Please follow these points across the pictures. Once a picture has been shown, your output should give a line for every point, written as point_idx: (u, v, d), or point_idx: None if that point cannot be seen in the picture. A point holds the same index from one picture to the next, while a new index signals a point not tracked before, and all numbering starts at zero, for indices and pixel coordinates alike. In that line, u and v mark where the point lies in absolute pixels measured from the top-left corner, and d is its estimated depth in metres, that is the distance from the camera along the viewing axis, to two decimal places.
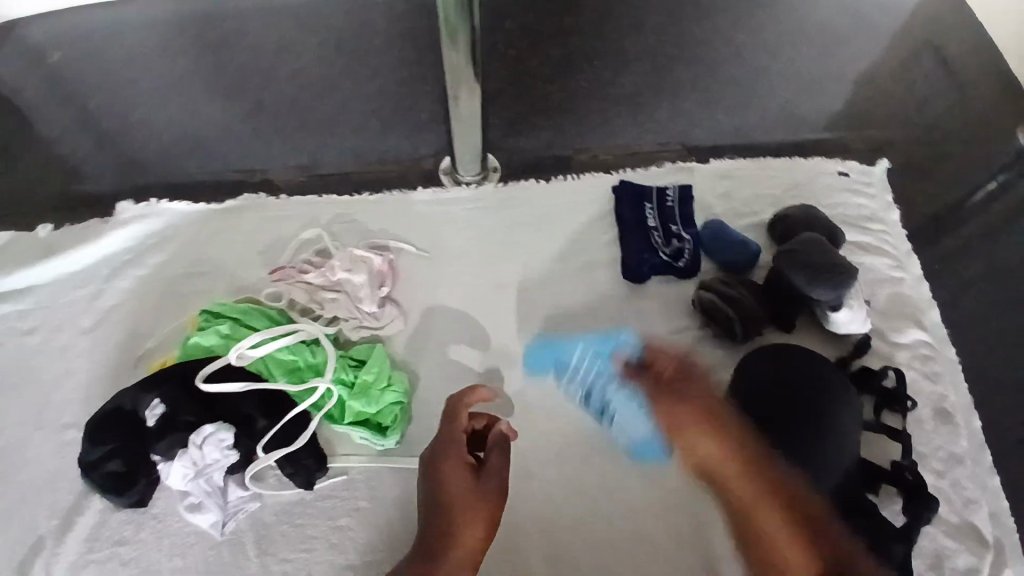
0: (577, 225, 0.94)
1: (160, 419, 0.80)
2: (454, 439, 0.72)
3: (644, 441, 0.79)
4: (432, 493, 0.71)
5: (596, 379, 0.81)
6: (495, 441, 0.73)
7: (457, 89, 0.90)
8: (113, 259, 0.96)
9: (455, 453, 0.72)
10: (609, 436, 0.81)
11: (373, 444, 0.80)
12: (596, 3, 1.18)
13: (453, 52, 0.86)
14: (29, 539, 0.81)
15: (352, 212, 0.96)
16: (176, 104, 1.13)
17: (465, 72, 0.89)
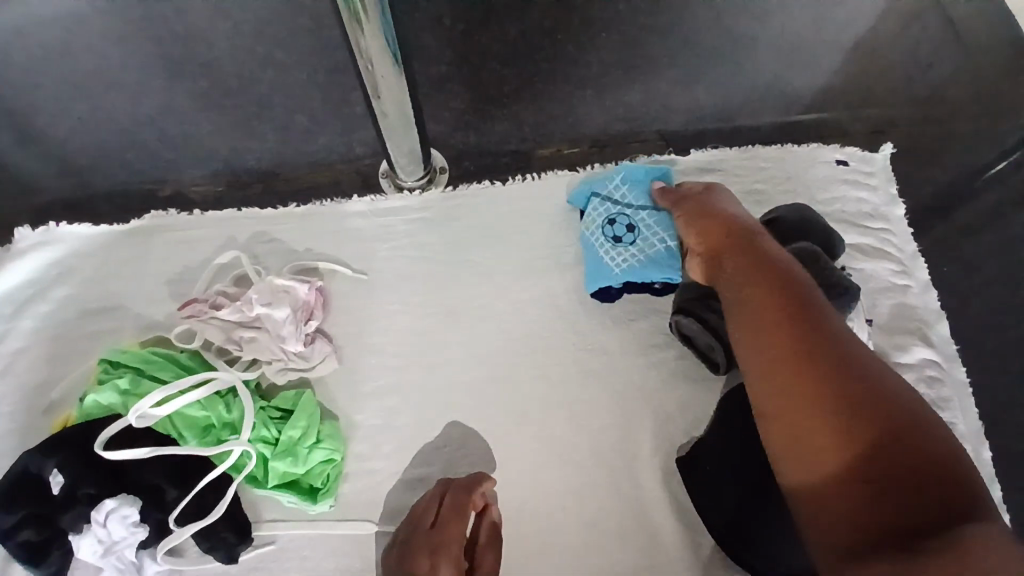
0: (536, 237, 0.82)
1: (64, 488, 0.69)
2: (447, 540, 0.63)
3: (673, 253, 0.75)
4: None
5: (636, 201, 0.77)
6: (488, 544, 0.65)
7: (376, 85, 0.75)
8: (10, 295, 0.83)
9: (453, 549, 0.63)
10: (634, 254, 0.75)
11: (303, 508, 0.70)
12: None
13: (363, 37, 0.71)
14: None
15: (275, 231, 0.84)
16: (77, 105, 0.98)
17: (384, 64, 0.74)
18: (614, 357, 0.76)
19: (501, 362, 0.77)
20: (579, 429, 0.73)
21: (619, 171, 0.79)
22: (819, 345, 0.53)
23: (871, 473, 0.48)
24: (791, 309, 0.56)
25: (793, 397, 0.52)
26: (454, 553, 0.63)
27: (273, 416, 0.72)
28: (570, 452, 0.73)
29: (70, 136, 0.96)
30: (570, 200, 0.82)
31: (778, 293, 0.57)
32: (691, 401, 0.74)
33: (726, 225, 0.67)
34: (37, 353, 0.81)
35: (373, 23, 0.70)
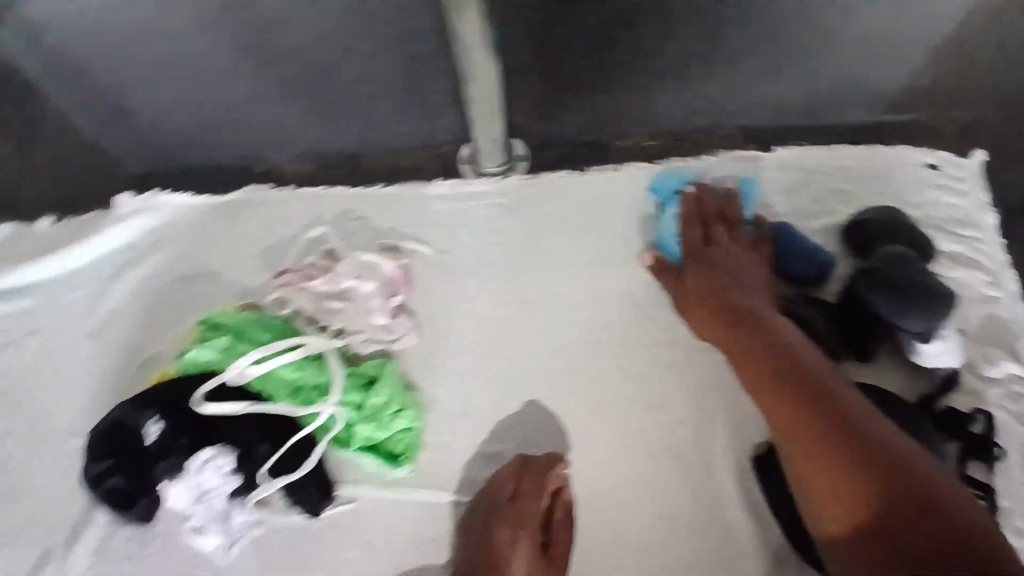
0: (614, 228, 0.84)
1: (157, 440, 0.73)
2: (527, 515, 0.67)
3: None
4: (481, 553, 0.66)
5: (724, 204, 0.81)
6: (565, 523, 0.68)
7: (471, 69, 0.77)
8: (113, 258, 0.89)
9: (528, 524, 0.66)
10: None
11: (382, 472, 0.74)
12: None
13: (464, 20, 0.72)
14: (35, 554, 0.80)
15: (361, 209, 0.87)
16: None
17: (480, 48, 0.75)
18: (688, 349, 0.77)
19: (577, 351, 0.78)
20: (652, 420, 0.74)
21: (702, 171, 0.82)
22: (823, 398, 0.60)
23: (891, 511, 0.52)
24: (796, 366, 0.62)
25: (813, 449, 0.58)
26: (533, 526, 0.66)
27: (360, 382, 0.76)
28: (643, 440, 0.74)
29: None
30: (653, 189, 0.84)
31: (782, 351, 0.64)
32: None
33: (730, 280, 0.72)
34: (133, 314, 0.86)
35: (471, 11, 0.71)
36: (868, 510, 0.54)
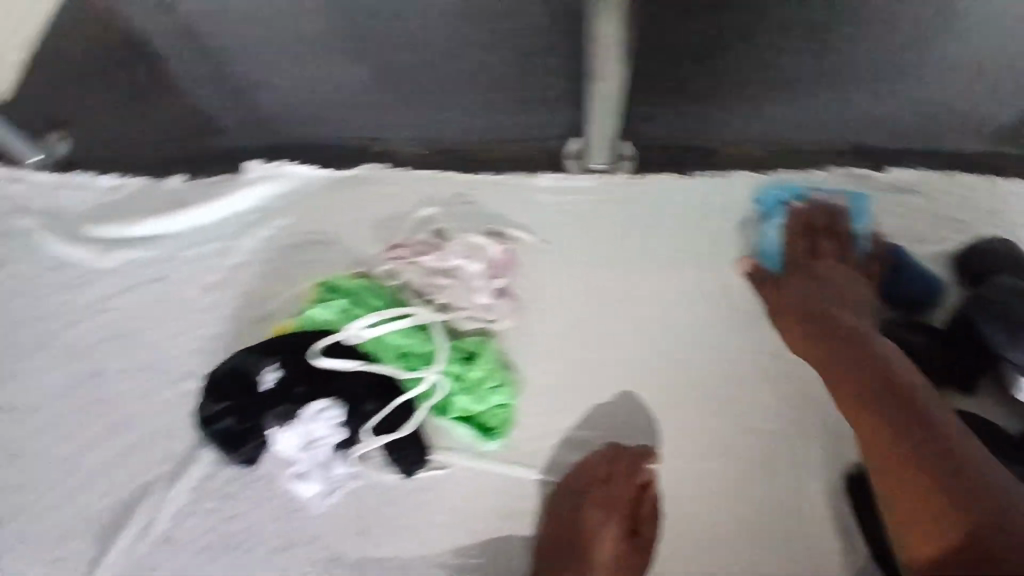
0: (715, 234, 0.85)
1: (276, 384, 0.81)
2: (615, 500, 0.71)
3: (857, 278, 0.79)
4: (571, 526, 0.71)
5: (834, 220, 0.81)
6: (651, 516, 0.72)
7: (601, 67, 0.78)
8: (240, 217, 0.96)
9: (617, 507, 0.71)
10: None
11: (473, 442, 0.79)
12: None
13: (605, 20, 0.73)
14: (148, 479, 0.89)
15: (471, 194, 0.91)
16: (303, 62, 1.10)
17: (614, 49, 0.76)
18: (782, 360, 0.78)
19: (669, 348, 0.80)
20: (737, 421, 0.76)
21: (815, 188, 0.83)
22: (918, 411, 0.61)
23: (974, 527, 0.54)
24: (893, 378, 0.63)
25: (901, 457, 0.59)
26: (621, 512, 0.71)
27: (459, 355, 0.80)
28: (731, 441, 0.75)
29: (293, 88, 1.09)
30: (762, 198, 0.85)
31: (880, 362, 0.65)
32: None
33: (830, 291, 0.73)
34: (253, 272, 0.93)
35: (610, 11, 0.73)
36: (950, 523, 0.55)
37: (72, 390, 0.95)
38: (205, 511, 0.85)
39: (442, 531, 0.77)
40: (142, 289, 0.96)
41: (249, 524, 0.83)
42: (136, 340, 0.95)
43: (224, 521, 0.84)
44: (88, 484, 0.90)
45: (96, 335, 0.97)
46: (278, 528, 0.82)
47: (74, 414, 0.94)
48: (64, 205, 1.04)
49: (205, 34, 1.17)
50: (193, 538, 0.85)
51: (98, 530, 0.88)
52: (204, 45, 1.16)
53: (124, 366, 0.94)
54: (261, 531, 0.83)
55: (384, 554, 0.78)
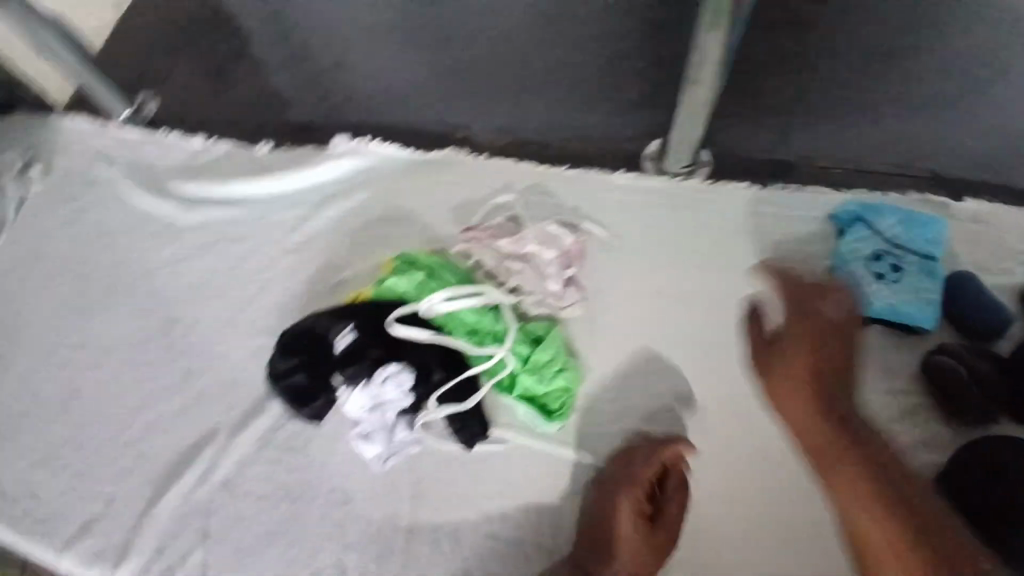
0: (788, 246, 0.86)
1: (349, 347, 0.85)
2: (635, 485, 0.74)
3: (928, 303, 0.78)
4: (599, 513, 0.75)
5: (908, 242, 0.81)
6: (675, 496, 0.76)
7: (698, 74, 0.80)
8: (322, 188, 1.00)
9: (635, 493, 0.74)
10: (892, 291, 0.79)
11: (532, 421, 0.82)
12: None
13: (712, 33, 0.75)
14: (209, 427, 0.92)
15: (548, 185, 0.94)
16: (388, 43, 1.13)
17: (715, 59, 0.78)
18: None
19: (722, 355, 0.83)
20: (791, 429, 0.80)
21: (894, 210, 0.84)
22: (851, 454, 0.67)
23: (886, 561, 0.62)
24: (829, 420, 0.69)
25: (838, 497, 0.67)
26: (641, 496, 0.74)
27: (526, 338, 0.83)
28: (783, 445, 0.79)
29: (376, 67, 1.12)
30: (835, 215, 0.86)
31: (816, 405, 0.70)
32: (917, 446, 0.76)
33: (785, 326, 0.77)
34: (332, 240, 0.97)
35: (716, 27, 0.75)
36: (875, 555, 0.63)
37: (145, 334, 0.99)
38: (270, 461, 0.89)
39: (505, 504, 0.80)
40: (222, 246, 1.00)
41: (308, 478, 0.87)
42: (211, 293, 0.98)
43: (289, 471, 0.88)
44: (154, 425, 0.94)
45: (171, 286, 1.00)
46: (337, 485, 0.86)
47: (145, 358, 0.97)
48: (148, 160, 1.09)
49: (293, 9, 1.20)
50: (256, 487, 0.88)
51: (161, 471, 0.91)
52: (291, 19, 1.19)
53: (197, 317, 0.98)
54: (319, 487, 0.86)
55: (438, 520, 0.82)
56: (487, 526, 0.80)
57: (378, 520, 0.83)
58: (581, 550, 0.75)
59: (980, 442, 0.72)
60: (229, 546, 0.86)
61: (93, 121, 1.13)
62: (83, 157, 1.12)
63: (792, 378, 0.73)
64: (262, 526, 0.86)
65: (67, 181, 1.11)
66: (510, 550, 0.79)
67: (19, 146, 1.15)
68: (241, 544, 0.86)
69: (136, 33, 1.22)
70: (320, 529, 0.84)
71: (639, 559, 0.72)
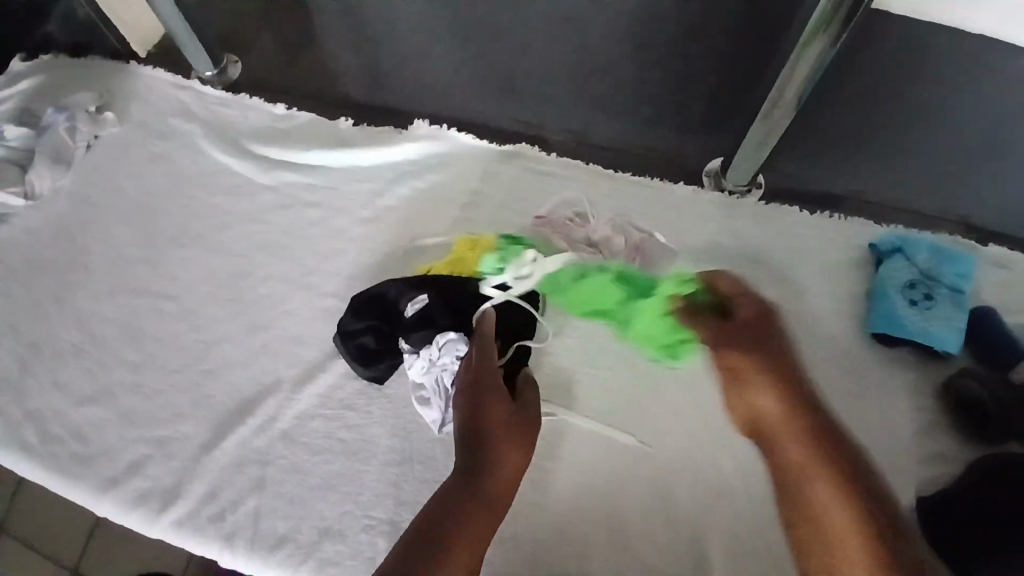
0: (833, 269, 0.94)
1: (419, 312, 0.90)
2: (487, 372, 0.78)
3: (956, 333, 0.84)
4: (474, 414, 0.75)
5: (941, 275, 0.87)
6: (528, 386, 0.83)
7: (771, 112, 0.88)
8: (397, 166, 1.05)
9: (496, 382, 0.78)
10: (923, 318, 0.85)
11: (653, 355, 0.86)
12: (901, 51, 1.12)
13: (795, 72, 0.82)
14: (271, 378, 0.96)
15: (614, 189, 1.01)
16: (466, 39, 1.19)
17: (790, 99, 0.86)
18: (872, 388, 0.88)
19: None
20: None
21: (927, 243, 0.90)
22: (824, 440, 0.67)
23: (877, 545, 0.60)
24: (806, 409, 0.70)
25: (819, 479, 0.65)
26: (495, 377, 0.78)
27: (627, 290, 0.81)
28: None
29: (454, 59, 1.17)
30: (874, 245, 0.93)
31: (793, 394, 0.70)
32: (933, 458, 0.84)
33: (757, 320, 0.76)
34: (404, 216, 1.02)
35: (799, 71, 0.82)
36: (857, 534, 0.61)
37: (210, 284, 1.03)
38: (328, 416, 0.93)
39: (558, 482, 0.88)
40: (294, 209, 1.05)
41: (364, 437, 0.92)
42: (281, 253, 1.03)
43: (346, 429, 0.92)
44: (215, 372, 0.97)
45: (240, 243, 1.04)
46: (393, 445, 0.91)
47: (210, 307, 1.01)
48: (228, 121, 1.13)
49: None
50: (313, 440, 0.92)
51: (220, 416, 0.95)
52: (372, 7, 1.25)
53: (264, 274, 1.02)
54: (375, 445, 0.91)
55: None
56: (535, 494, 0.87)
57: (433, 479, 0.89)
58: (461, 442, 0.75)
59: (992, 460, 0.77)
60: (283, 494, 0.90)
61: (175, 77, 1.18)
62: (160, 109, 1.16)
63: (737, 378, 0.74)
64: (316, 478, 0.90)
65: (141, 129, 1.14)
66: (559, 524, 0.86)
67: (96, 89, 1.18)
68: (295, 492, 0.90)
69: (222, 4, 1.28)
70: (373, 485, 0.89)
71: (513, 436, 0.75)
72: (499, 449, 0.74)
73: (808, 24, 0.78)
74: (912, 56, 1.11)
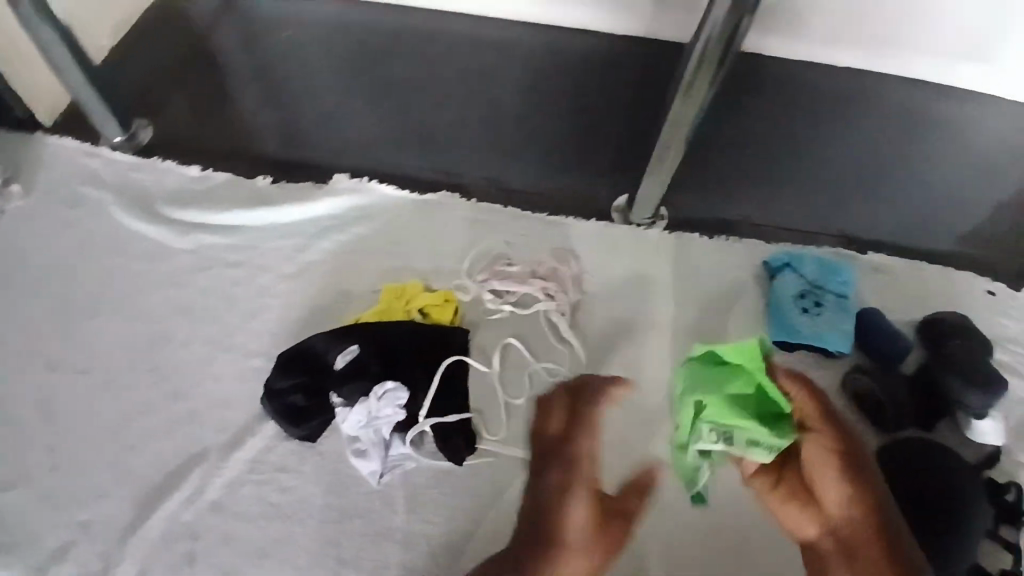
0: (735, 288, 1.02)
1: (350, 363, 0.93)
2: (577, 458, 0.77)
3: (844, 334, 0.94)
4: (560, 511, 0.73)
5: (825, 285, 0.97)
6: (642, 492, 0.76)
7: (665, 151, 0.97)
8: (318, 221, 1.07)
9: (589, 480, 0.75)
10: (816, 323, 0.94)
11: (745, 428, 0.78)
12: (774, 91, 1.26)
13: (681, 113, 0.90)
14: (197, 447, 0.93)
15: (531, 229, 1.07)
16: (379, 95, 1.23)
17: (679, 138, 0.94)
18: None
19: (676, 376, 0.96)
20: None
21: (811, 258, 1.00)
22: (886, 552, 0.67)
23: None
24: (872, 515, 0.70)
25: None
26: (579, 459, 0.77)
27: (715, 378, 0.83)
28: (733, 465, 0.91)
29: (369, 115, 1.21)
30: (768, 262, 1.02)
31: (859, 498, 0.71)
32: None
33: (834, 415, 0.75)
34: (328, 270, 1.03)
35: (684, 112, 0.90)
36: None
37: (128, 355, 0.99)
38: (260, 480, 0.91)
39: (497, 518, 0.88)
40: (214, 271, 1.04)
41: (299, 496, 0.90)
42: (202, 317, 1.01)
43: (280, 491, 0.91)
44: (138, 445, 0.94)
45: (159, 310, 1.02)
46: (331, 502, 0.90)
47: (128, 379, 0.98)
48: (140, 187, 1.12)
49: (287, 58, 1.28)
50: (246, 506, 0.90)
51: (144, 491, 0.91)
52: (287, 68, 1.27)
53: (186, 340, 1.00)
54: (312, 503, 0.90)
55: (430, 531, 0.88)
56: (478, 533, 0.88)
57: (373, 532, 0.88)
58: (524, 518, 0.76)
59: (891, 448, 0.87)
60: (217, 566, 0.87)
61: (82, 144, 1.16)
62: (68, 178, 1.13)
63: (810, 463, 0.74)
64: (252, 545, 0.88)
65: (46, 199, 1.11)
66: None
67: None
68: (230, 563, 0.87)
69: (131, 69, 1.27)
70: (313, 544, 0.88)
71: (585, 536, 0.72)
72: (560, 548, 0.70)
73: (686, 72, 0.86)
74: (782, 96, 1.25)
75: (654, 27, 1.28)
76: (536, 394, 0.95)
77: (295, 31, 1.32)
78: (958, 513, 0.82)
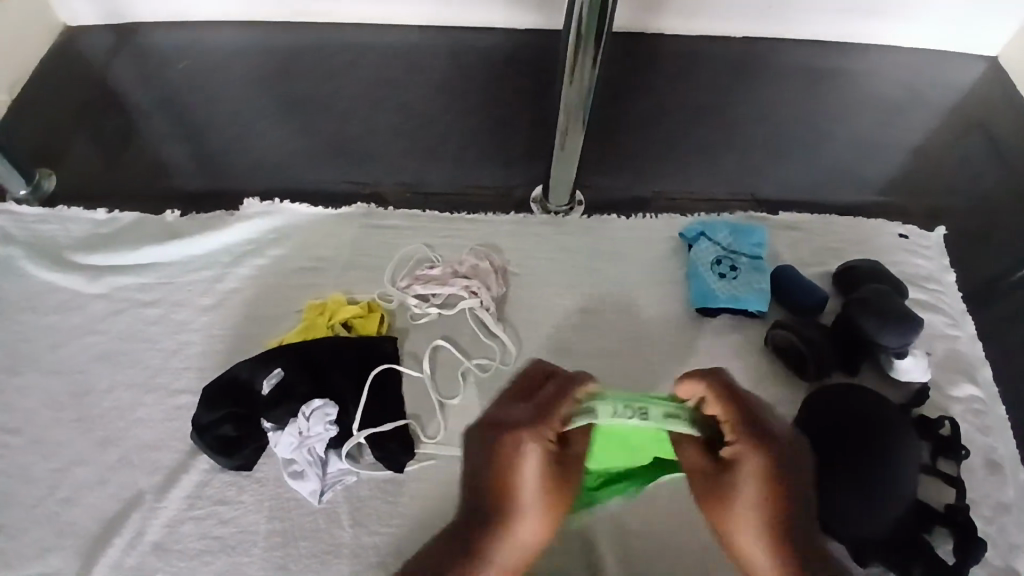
0: (657, 262, 1.03)
1: (276, 387, 0.90)
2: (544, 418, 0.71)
3: (761, 294, 0.95)
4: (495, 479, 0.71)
5: (738, 249, 0.99)
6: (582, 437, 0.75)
7: (564, 140, 0.98)
8: (233, 249, 1.05)
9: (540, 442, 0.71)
10: (733, 287, 0.96)
11: (660, 402, 0.71)
12: (676, 67, 1.28)
13: (569, 90, 0.91)
14: (131, 492, 0.90)
15: (450, 230, 1.07)
16: (286, 117, 1.22)
17: (575, 119, 0.94)
18: (713, 359, 0.95)
19: (608, 356, 0.96)
20: None
21: (723, 224, 1.02)
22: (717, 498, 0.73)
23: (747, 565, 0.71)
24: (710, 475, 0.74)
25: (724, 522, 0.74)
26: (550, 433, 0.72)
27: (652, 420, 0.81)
28: None
29: (277, 137, 1.20)
30: (683, 233, 1.04)
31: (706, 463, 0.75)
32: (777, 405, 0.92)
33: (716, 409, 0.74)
34: (249, 295, 1.02)
35: (573, 90, 0.91)
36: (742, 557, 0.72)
37: (48, 410, 0.96)
38: (199, 516, 0.88)
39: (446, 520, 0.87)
40: (131, 313, 1.01)
41: (241, 527, 0.87)
42: (124, 361, 0.98)
43: (221, 524, 0.88)
44: (71, 499, 0.90)
45: (78, 359, 0.99)
46: (275, 528, 0.87)
47: (50, 434, 0.94)
48: (48, 238, 1.08)
49: (191, 92, 1.27)
50: (186, 545, 0.87)
51: (77, 547, 0.87)
52: (191, 100, 1.26)
53: (108, 386, 0.97)
54: (255, 533, 0.87)
55: (380, 542, 0.86)
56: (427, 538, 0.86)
57: (321, 552, 0.85)
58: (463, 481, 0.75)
59: (816, 395, 0.88)
60: None
61: None
62: None
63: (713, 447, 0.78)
64: None
65: None
66: None
67: None
68: None
69: (28, 122, 1.23)
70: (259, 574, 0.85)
71: (538, 504, 0.71)
72: (512, 519, 0.70)
73: (567, 44, 0.86)
74: (685, 71, 1.28)
75: (554, 18, 1.30)
76: (469, 392, 0.95)
77: (197, 62, 1.30)
78: (888, 450, 0.81)
